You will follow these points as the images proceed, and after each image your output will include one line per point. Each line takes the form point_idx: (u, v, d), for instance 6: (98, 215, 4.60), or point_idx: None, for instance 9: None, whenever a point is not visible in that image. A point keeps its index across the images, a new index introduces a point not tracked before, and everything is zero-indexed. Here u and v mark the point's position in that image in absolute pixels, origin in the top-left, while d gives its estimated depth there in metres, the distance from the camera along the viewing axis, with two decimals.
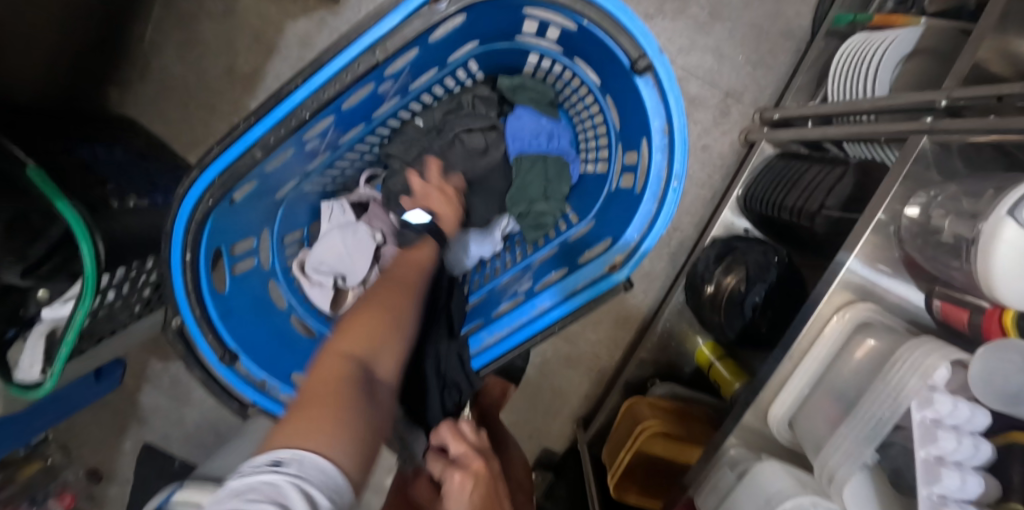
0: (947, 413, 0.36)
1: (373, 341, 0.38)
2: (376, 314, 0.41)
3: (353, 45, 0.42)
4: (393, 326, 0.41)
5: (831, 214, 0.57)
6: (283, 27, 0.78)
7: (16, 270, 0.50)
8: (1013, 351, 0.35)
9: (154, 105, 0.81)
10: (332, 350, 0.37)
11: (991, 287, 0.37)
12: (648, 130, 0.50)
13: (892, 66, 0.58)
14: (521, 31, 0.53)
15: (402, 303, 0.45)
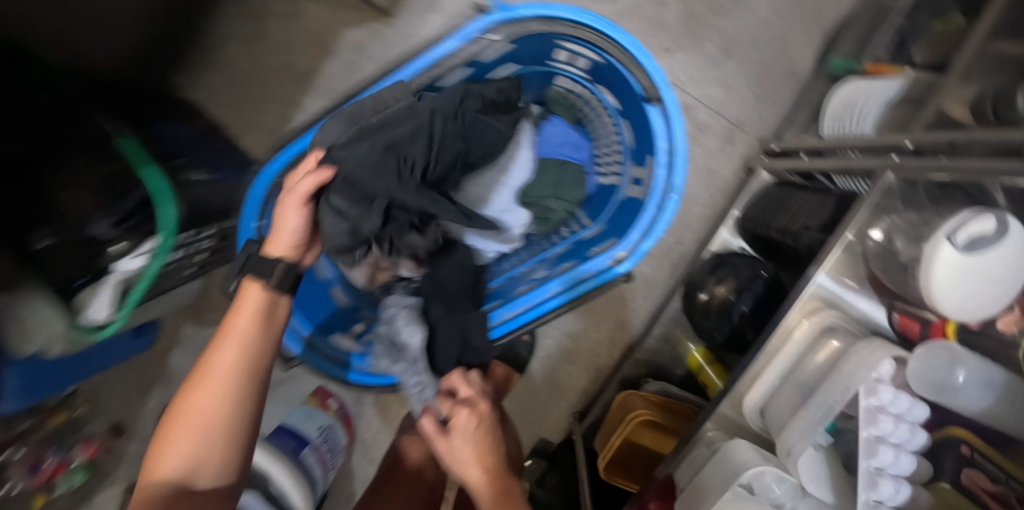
0: (887, 401, 0.44)
1: (187, 452, 0.46)
2: (186, 423, 0.46)
3: (421, 59, 0.53)
4: (206, 432, 0.47)
5: (812, 235, 0.65)
6: (338, 33, 0.87)
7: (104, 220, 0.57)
8: (941, 351, 0.47)
9: (215, 93, 0.90)
10: (159, 466, 0.46)
11: (931, 297, 0.45)
12: (654, 149, 0.57)
13: (876, 112, 0.67)
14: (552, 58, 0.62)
15: (228, 388, 0.47)
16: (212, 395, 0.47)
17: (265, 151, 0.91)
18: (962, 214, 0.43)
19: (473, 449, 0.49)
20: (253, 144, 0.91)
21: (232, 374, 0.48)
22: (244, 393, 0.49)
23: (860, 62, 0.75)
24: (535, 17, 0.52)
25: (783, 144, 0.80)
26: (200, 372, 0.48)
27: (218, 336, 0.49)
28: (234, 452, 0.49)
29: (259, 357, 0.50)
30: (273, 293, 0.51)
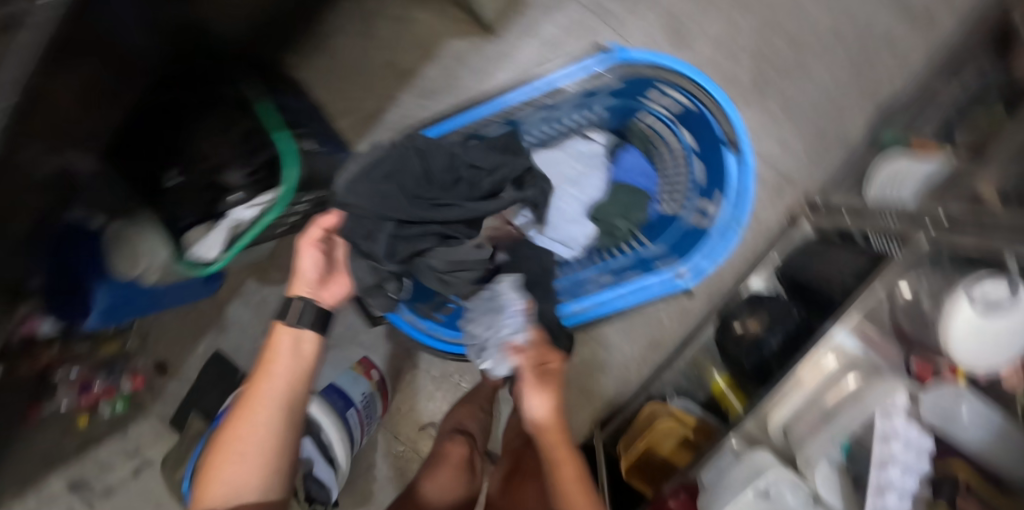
0: (900, 428, 0.56)
1: (240, 466, 0.54)
2: (230, 445, 0.54)
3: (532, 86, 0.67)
4: (246, 455, 0.54)
5: (847, 284, 0.71)
6: (442, 38, 0.97)
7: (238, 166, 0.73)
8: (946, 394, 0.56)
9: (321, 75, 1.00)
10: (215, 481, 0.54)
11: (949, 345, 0.55)
12: (724, 189, 0.65)
13: (915, 186, 0.76)
14: (646, 95, 0.70)
15: (262, 414, 0.56)
16: (252, 420, 0.55)
17: (356, 134, 1.01)
18: (981, 277, 0.54)
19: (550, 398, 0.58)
20: (346, 127, 1.00)
21: (267, 396, 0.57)
22: (280, 417, 0.57)
23: (908, 139, 0.83)
24: (645, 63, 0.64)
25: (825, 201, 0.88)
26: (246, 402, 0.57)
27: (262, 366, 0.59)
28: (275, 467, 0.56)
29: (292, 386, 0.59)
30: (296, 330, 0.61)
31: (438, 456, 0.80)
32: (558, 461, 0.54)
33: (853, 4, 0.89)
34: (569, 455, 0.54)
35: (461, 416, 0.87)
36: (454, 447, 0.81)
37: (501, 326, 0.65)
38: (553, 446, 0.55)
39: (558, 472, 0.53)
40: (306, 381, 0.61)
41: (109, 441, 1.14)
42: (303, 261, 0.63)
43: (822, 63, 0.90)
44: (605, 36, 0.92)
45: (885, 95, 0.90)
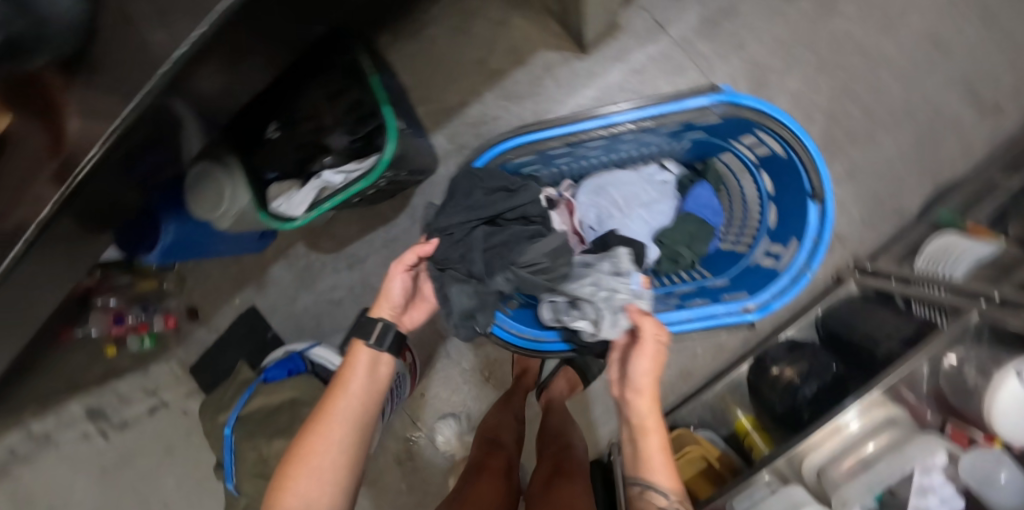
0: (935, 482, 0.61)
1: (314, 480, 0.56)
2: (305, 460, 0.56)
3: (641, 110, 0.65)
4: (321, 470, 0.57)
5: (892, 346, 0.75)
6: (536, 47, 1.01)
7: (343, 130, 0.76)
8: (988, 455, 0.60)
9: (412, 60, 1.03)
10: (285, 495, 0.55)
11: (992, 415, 0.59)
12: (802, 236, 0.67)
13: (967, 263, 0.78)
14: (738, 139, 0.74)
15: (337, 433, 0.58)
16: (329, 440, 0.58)
17: (434, 123, 1.04)
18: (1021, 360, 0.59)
19: (654, 364, 0.59)
20: (427, 114, 1.04)
21: (344, 414, 0.59)
22: (352, 437, 0.59)
23: (965, 220, 0.86)
24: (750, 106, 0.63)
25: (874, 266, 0.92)
26: (318, 420, 0.59)
27: (339, 380, 0.61)
28: (342, 485, 0.58)
29: (364, 409, 0.61)
30: (377, 351, 0.62)
31: (479, 466, 0.80)
32: (648, 429, 0.56)
33: (927, 86, 0.94)
34: (659, 426, 0.56)
35: (496, 426, 0.92)
36: (494, 458, 0.83)
37: (620, 288, 0.63)
38: (647, 413, 0.57)
39: (644, 439, 0.56)
40: (377, 400, 0.63)
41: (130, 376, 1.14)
42: (393, 285, 0.63)
43: (890, 135, 0.95)
44: (691, 73, 0.97)
45: (944, 176, 0.94)
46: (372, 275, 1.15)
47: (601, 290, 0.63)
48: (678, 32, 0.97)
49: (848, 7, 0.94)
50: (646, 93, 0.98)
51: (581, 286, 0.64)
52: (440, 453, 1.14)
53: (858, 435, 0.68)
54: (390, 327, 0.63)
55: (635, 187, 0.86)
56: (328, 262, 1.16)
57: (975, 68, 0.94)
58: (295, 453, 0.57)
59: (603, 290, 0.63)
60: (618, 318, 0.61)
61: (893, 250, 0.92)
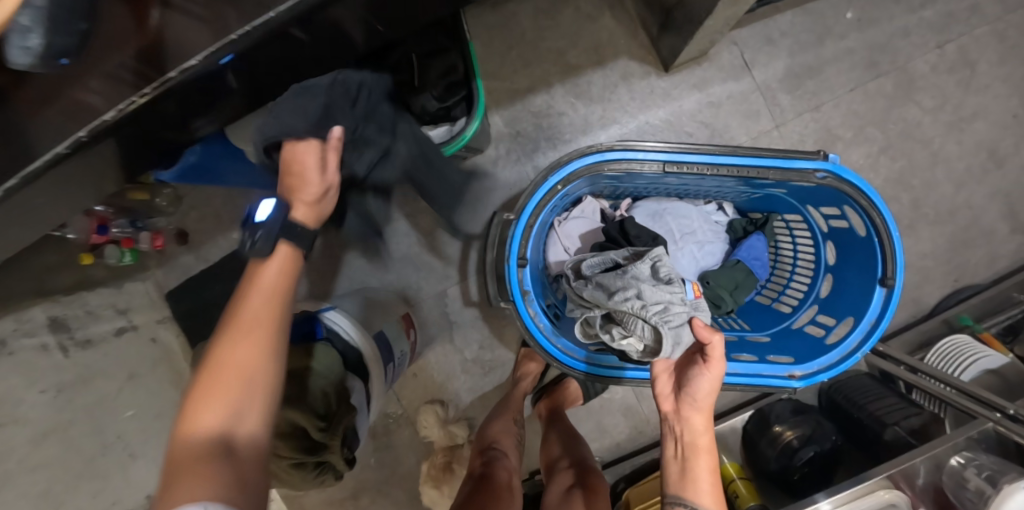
0: None
1: (220, 403, 0.41)
2: (228, 370, 0.42)
3: (751, 158, 0.67)
4: (248, 379, 0.43)
5: (899, 431, 0.79)
6: (620, 53, 0.97)
7: (433, 94, 0.73)
8: None
9: (490, 32, 0.97)
10: (193, 423, 0.40)
11: None
12: (860, 316, 0.70)
13: (975, 370, 0.81)
14: (818, 207, 0.75)
15: (255, 340, 0.44)
16: (251, 333, 0.45)
17: (496, 102, 0.98)
18: None
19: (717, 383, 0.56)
20: (491, 92, 0.98)
21: (264, 307, 0.47)
22: (276, 335, 0.47)
23: (981, 326, 0.90)
24: (851, 183, 0.66)
25: (886, 348, 0.94)
26: (236, 320, 0.45)
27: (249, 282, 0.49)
28: (262, 413, 0.43)
29: (278, 308, 0.49)
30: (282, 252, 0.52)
31: (484, 477, 0.77)
32: (700, 448, 0.55)
33: (973, 193, 0.99)
34: (710, 445, 0.56)
35: (497, 434, 0.90)
36: (497, 470, 0.79)
37: (675, 301, 0.66)
38: (702, 432, 0.56)
39: (695, 459, 0.55)
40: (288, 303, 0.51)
41: (103, 290, 1.07)
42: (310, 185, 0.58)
43: (929, 230, 0.98)
44: (764, 120, 0.96)
45: (966, 278, 0.99)
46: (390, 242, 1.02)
47: (652, 305, 0.65)
48: (763, 77, 0.96)
49: (924, 99, 0.96)
50: (717, 128, 0.97)
51: (625, 301, 0.67)
52: (418, 438, 1.08)
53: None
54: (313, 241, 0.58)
55: (693, 222, 0.86)
56: None
57: (1019, 188, 0.99)
58: (211, 362, 0.43)
59: (654, 304, 0.65)
60: (679, 332, 0.64)
61: (907, 337, 0.96)
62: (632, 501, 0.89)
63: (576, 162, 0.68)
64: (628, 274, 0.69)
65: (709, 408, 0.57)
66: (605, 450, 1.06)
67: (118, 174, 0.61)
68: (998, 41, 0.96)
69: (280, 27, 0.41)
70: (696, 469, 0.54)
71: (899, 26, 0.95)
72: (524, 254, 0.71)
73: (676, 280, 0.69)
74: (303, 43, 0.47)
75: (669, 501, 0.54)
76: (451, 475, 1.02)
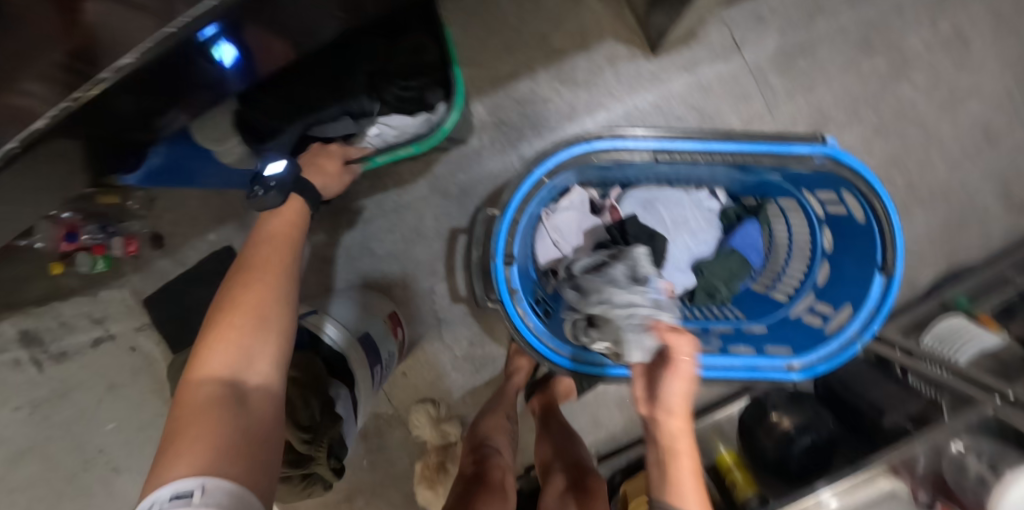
0: None
1: (225, 351, 0.46)
2: (238, 322, 0.47)
3: (745, 143, 0.64)
4: (260, 328, 0.48)
5: (897, 420, 0.78)
6: (606, 36, 0.93)
7: (398, 81, 0.66)
8: None
9: (470, 18, 0.92)
10: (206, 365, 0.45)
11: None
12: (860, 305, 0.68)
13: (973, 352, 0.80)
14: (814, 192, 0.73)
15: (257, 294, 0.49)
16: (255, 286, 0.50)
17: (478, 91, 0.94)
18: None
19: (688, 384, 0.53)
20: (472, 80, 0.93)
21: (273, 263, 0.53)
22: (285, 291, 0.52)
23: (976, 307, 0.89)
24: (852, 168, 0.63)
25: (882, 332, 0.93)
26: (242, 276, 0.51)
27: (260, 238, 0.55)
28: (272, 361, 0.48)
29: (286, 263, 0.54)
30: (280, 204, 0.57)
31: (478, 476, 0.69)
32: (678, 451, 0.50)
33: (968, 172, 0.97)
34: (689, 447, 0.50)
35: (490, 429, 0.82)
36: (493, 468, 0.71)
37: (643, 300, 0.65)
38: (680, 435, 0.50)
39: (676, 462, 0.50)
40: (295, 262, 0.56)
41: (75, 299, 1.00)
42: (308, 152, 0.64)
43: (925, 212, 0.97)
44: (755, 102, 0.93)
45: (960, 259, 0.98)
46: (373, 240, 0.99)
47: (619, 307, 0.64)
48: (754, 58, 0.93)
49: (919, 77, 0.94)
50: (707, 112, 0.94)
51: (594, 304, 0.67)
52: (411, 438, 1.06)
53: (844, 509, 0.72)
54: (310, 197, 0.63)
55: (685, 210, 0.83)
56: None
57: (1013, 167, 0.98)
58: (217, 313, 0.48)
59: (621, 306, 0.65)
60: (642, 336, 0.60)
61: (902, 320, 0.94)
62: (629, 495, 0.88)
63: (563, 153, 0.64)
64: (603, 277, 0.70)
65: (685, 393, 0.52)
66: (601, 442, 1.04)
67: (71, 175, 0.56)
68: (992, 16, 0.94)
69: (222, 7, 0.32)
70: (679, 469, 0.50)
71: (893, 2, 0.92)
72: (511, 251, 0.67)
73: (648, 280, 0.69)
74: (276, 20, 0.41)
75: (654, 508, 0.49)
76: (445, 475, 1.01)
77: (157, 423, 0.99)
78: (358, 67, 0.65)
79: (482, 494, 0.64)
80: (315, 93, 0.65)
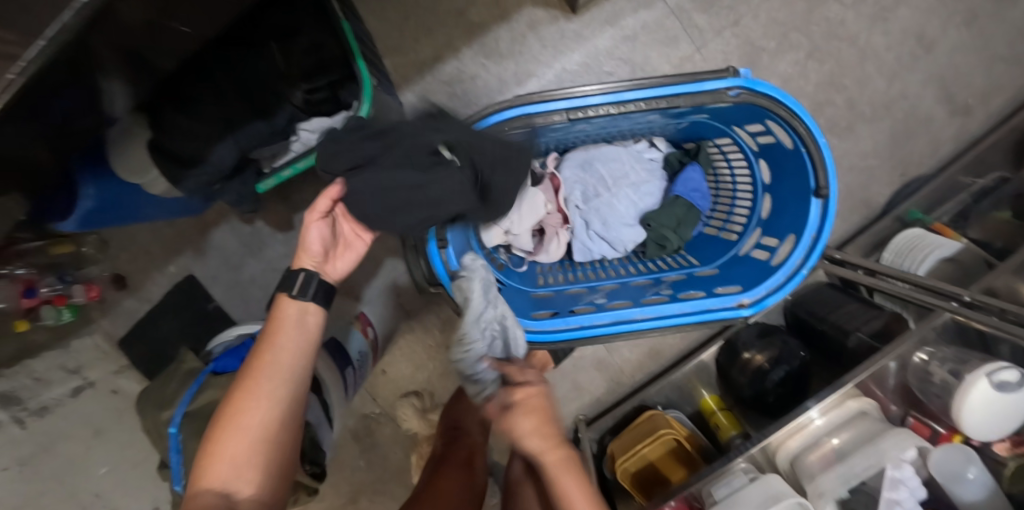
0: (904, 475, 0.63)
1: (235, 458, 0.46)
2: (238, 425, 0.47)
3: (659, 88, 0.63)
4: (255, 437, 0.48)
5: (862, 337, 0.79)
6: (523, 4, 0.90)
7: (303, 83, 0.65)
8: (958, 454, 0.63)
9: (383, 5, 0.90)
10: (208, 469, 0.46)
11: (961, 415, 0.62)
12: (800, 232, 0.68)
13: (933, 261, 0.81)
14: (743, 126, 0.72)
15: (260, 410, 0.48)
16: (260, 396, 0.49)
17: (404, 78, 0.92)
18: (989, 367, 0.62)
19: (544, 413, 0.53)
20: (394, 69, 0.92)
21: (279, 364, 0.51)
22: (288, 393, 0.51)
23: (931, 217, 0.90)
24: (768, 95, 0.62)
25: (842, 255, 0.93)
26: (246, 376, 0.50)
27: (269, 326, 0.54)
28: (270, 478, 0.48)
29: (298, 360, 0.53)
30: (302, 302, 0.55)
31: (443, 459, 0.71)
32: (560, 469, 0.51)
33: (908, 82, 0.96)
34: (563, 463, 0.52)
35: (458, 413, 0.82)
36: (462, 448, 0.73)
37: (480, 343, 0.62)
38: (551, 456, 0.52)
39: (565, 479, 0.51)
40: (310, 354, 0.55)
41: (49, 352, 0.94)
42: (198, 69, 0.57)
43: (870, 129, 0.97)
44: (684, 46, 0.92)
45: (912, 171, 0.99)
46: None
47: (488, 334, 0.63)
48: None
49: None
50: (637, 63, 0.92)
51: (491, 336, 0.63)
52: (402, 431, 1.07)
53: (820, 430, 0.72)
54: (313, 277, 0.56)
55: (624, 164, 0.81)
56: (276, 228, 1.02)
57: (953, 70, 0.97)
58: (220, 415, 0.48)
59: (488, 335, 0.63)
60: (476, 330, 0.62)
61: (861, 241, 0.95)
62: (616, 454, 0.90)
63: (478, 126, 0.64)
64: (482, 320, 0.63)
65: (539, 427, 0.52)
66: (587, 406, 1.05)
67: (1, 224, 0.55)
68: None
69: (94, 10, 0.31)
70: (565, 491, 0.51)
71: None
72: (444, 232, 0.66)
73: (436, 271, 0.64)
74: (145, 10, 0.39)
75: None
76: None
77: (151, 457, 0.99)
78: (255, 70, 0.62)
79: (450, 474, 0.66)
80: (233, 108, 0.62)
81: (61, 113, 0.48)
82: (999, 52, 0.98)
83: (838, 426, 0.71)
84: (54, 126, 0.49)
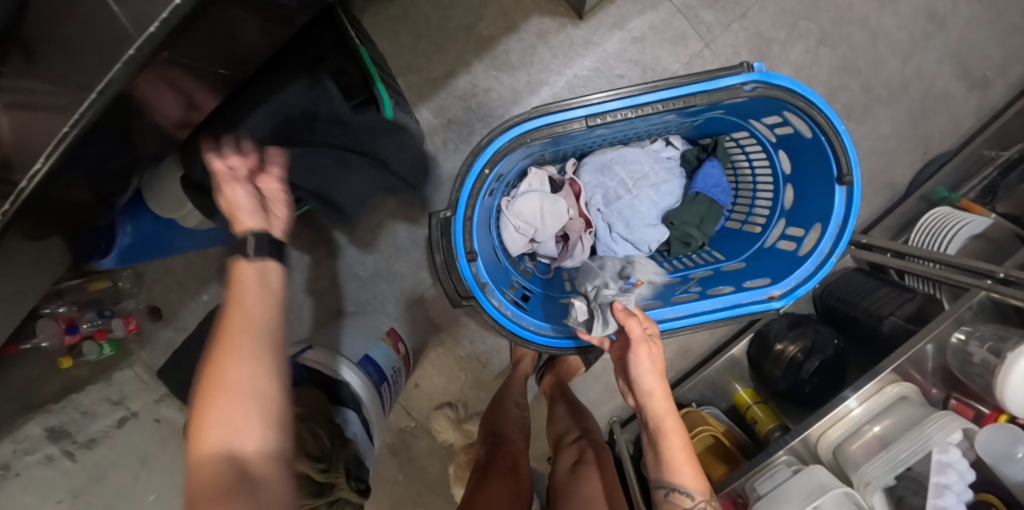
0: (952, 458, 0.62)
1: (239, 423, 0.41)
2: (222, 391, 0.41)
3: (675, 89, 0.64)
4: (247, 395, 0.41)
5: (896, 321, 0.78)
6: (531, 14, 0.91)
7: None
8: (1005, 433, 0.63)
9: (394, 26, 0.92)
10: (203, 439, 0.40)
11: (1002, 392, 0.61)
12: (826, 221, 0.68)
13: (962, 239, 0.80)
14: (760, 119, 0.72)
15: (247, 365, 0.42)
16: (241, 352, 0.42)
17: (418, 96, 0.94)
18: None
19: (657, 364, 0.59)
20: (408, 87, 0.93)
21: (252, 322, 0.45)
22: (270, 345, 0.45)
23: (958, 194, 0.89)
24: (784, 87, 0.62)
25: (869, 239, 0.92)
26: (219, 340, 0.43)
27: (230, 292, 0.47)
28: (279, 436, 0.43)
29: (271, 316, 0.47)
30: (260, 261, 0.50)
31: (487, 466, 0.72)
32: (666, 429, 0.55)
33: (923, 61, 0.95)
34: (677, 425, 0.56)
35: (497, 422, 0.82)
36: (504, 456, 0.74)
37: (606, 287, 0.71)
38: (665, 415, 0.56)
39: (667, 441, 0.55)
40: (281, 309, 0.49)
41: (92, 386, 0.95)
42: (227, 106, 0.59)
43: (887, 110, 0.96)
44: (693, 43, 0.92)
45: (934, 149, 0.98)
46: (354, 265, 1.01)
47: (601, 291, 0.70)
48: None
49: None
50: (647, 63, 0.93)
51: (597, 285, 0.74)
52: (438, 443, 1.08)
53: (861, 418, 0.71)
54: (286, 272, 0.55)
55: (643, 165, 0.82)
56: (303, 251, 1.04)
57: (968, 44, 0.96)
58: (201, 385, 0.41)
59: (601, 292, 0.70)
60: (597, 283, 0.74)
61: (888, 224, 0.94)
62: None
63: (499, 141, 0.65)
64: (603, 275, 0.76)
65: (658, 369, 0.59)
66: (622, 407, 1.05)
67: (52, 268, 0.57)
68: None
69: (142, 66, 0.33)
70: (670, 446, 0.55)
71: None
72: (472, 246, 0.68)
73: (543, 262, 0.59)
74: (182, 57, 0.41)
75: (654, 484, 0.57)
76: None
77: None
78: None
79: (496, 481, 0.67)
80: None
81: (102, 158, 0.50)
82: (1014, 22, 0.97)
83: (881, 413, 0.70)
84: (95, 170, 0.51)
